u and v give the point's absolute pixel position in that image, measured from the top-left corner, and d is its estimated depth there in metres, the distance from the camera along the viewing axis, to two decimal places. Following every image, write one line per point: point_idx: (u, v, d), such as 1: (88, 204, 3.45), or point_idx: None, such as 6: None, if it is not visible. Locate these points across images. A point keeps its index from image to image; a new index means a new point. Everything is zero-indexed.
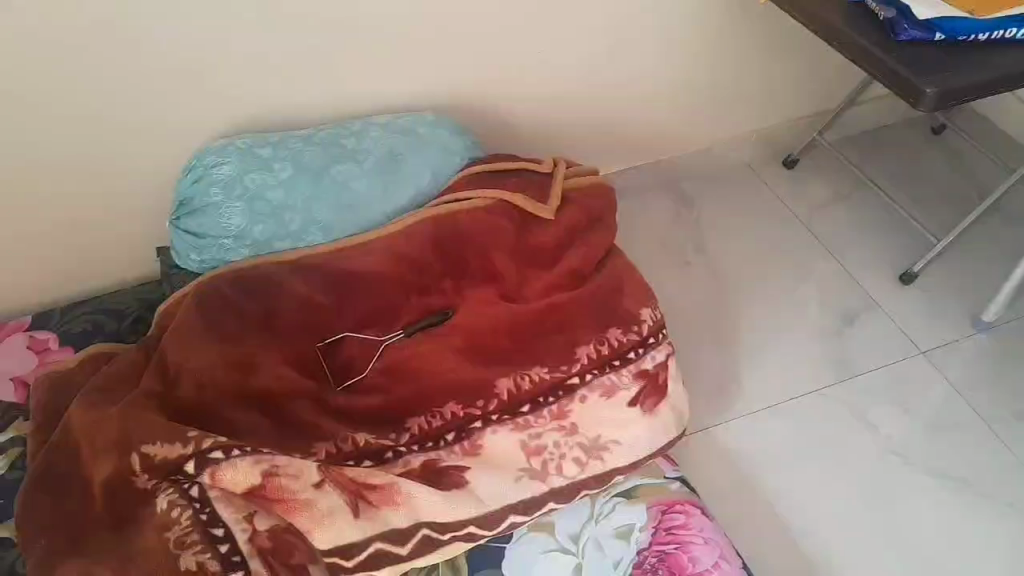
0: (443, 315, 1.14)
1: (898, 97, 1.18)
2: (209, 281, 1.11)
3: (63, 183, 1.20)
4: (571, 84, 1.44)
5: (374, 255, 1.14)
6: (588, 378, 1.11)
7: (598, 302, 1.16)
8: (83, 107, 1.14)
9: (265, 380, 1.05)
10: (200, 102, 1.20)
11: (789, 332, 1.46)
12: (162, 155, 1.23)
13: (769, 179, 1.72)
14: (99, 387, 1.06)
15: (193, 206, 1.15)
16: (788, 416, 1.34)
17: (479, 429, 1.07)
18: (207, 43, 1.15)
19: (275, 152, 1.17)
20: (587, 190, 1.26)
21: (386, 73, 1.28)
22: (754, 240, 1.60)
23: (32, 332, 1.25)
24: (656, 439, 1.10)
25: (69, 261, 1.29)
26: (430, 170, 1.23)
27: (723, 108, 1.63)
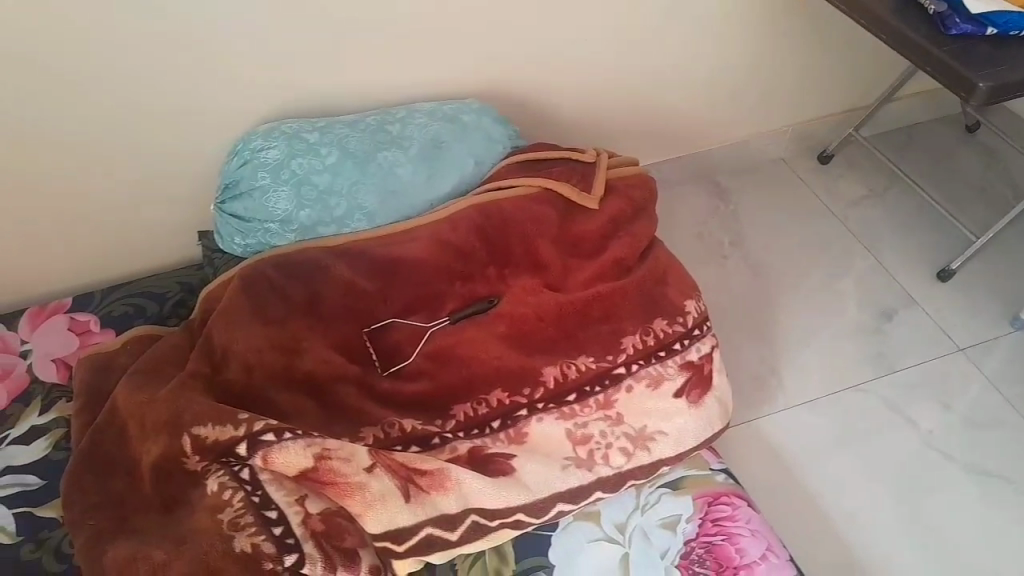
0: (489, 303, 1.13)
1: (946, 89, 1.17)
2: (255, 264, 1.10)
3: (108, 169, 1.19)
4: (611, 75, 1.43)
5: (420, 242, 1.13)
6: (634, 368, 1.10)
7: (643, 292, 1.15)
8: (130, 92, 1.13)
9: (312, 363, 1.06)
10: (246, 87, 1.19)
11: (827, 328, 1.45)
12: (206, 141, 1.23)
13: (803, 176, 1.72)
14: (146, 368, 1.07)
15: (240, 190, 1.15)
16: (826, 411, 1.34)
17: (525, 417, 1.07)
18: (254, 29, 1.13)
19: (322, 137, 1.17)
20: (631, 180, 1.25)
21: (429, 60, 1.27)
22: (789, 236, 1.60)
23: (73, 313, 1.25)
24: (701, 430, 1.09)
25: (111, 245, 1.29)
26: (473, 158, 1.23)
27: (760, 103, 1.62)
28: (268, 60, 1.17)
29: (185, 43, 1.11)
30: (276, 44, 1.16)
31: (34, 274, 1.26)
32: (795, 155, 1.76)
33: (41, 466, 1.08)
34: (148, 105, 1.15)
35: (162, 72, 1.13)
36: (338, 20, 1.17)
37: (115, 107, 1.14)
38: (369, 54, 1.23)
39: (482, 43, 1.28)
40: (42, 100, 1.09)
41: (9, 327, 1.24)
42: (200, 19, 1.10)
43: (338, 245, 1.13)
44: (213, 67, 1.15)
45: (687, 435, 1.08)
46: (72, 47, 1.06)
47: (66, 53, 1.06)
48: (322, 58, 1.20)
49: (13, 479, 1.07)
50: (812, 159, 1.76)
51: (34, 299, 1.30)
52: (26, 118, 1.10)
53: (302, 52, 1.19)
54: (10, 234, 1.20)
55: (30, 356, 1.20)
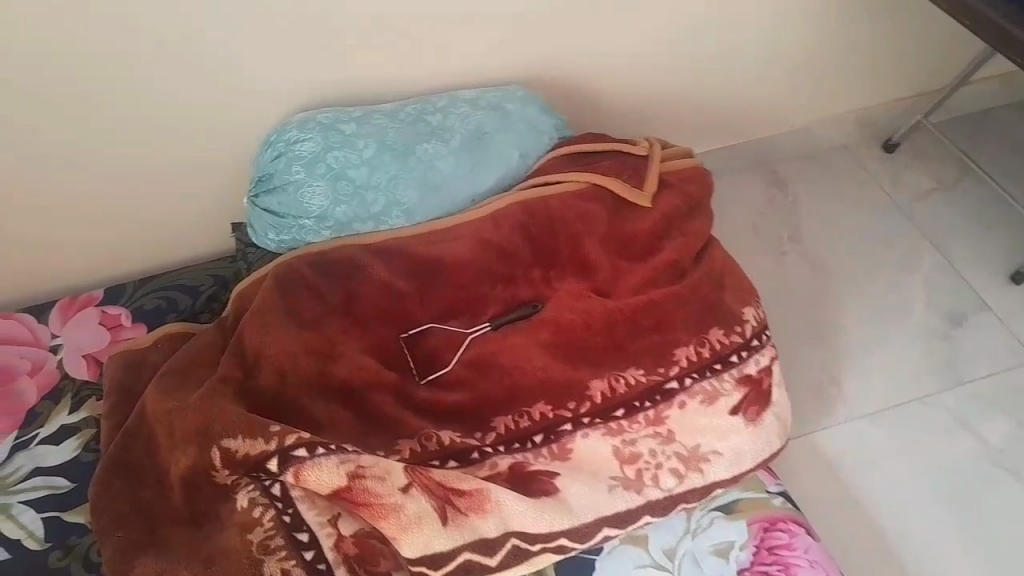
0: (533, 309, 1.06)
1: None
2: (289, 264, 1.05)
3: (138, 155, 1.15)
4: (663, 61, 1.34)
5: (460, 241, 1.07)
6: (687, 383, 1.03)
7: (698, 298, 1.08)
8: (169, 81, 1.08)
9: (348, 370, 1.01)
10: (279, 72, 1.13)
11: (890, 331, 1.36)
12: (239, 128, 1.17)
13: (867, 165, 1.61)
14: (177, 370, 1.03)
15: (274, 183, 1.10)
16: (889, 423, 1.26)
17: (569, 432, 1.01)
18: (287, 9, 1.07)
19: (359, 128, 1.10)
20: (687, 175, 1.17)
21: (471, 42, 1.19)
22: (851, 231, 1.50)
23: (104, 306, 1.21)
24: (759, 449, 1.03)
25: (142, 235, 1.24)
26: (518, 151, 1.15)
27: (823, 86, 1.52)
28: (301, 40, 1.10)
29: (214, 23, 1.05)
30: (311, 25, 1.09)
31: (65, 263, 1.23)
32: (858, 143, 1.65)
33: (71, 468, 1.05)
34: (188, 93, 1.11)
35: (192, 55, 1.07)
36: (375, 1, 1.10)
37: (143, 92, 1.09)
38: (409, 36, 1.15)
39: (528, 23, 1.20)
40: (67, 85, 1.05)
41: (40, 319, 1.20)
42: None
43: (375, 243, 1.08)
44: (244, 48, 1.09)
45: (742, 455, 1.02)
46: (96, 29, 1.01)
47: (90, 36, 1.01)
48: (360, 41, 1.13)
49: (43, 481, 1.04)
50: (877, 147, 1.65)
51: (68, 290, 1.27)
52: (52, 105, 1.06)
53: (338, 34, 1.12)
54: (40, 224, 1.17)
55: (60, 350, 1.17)
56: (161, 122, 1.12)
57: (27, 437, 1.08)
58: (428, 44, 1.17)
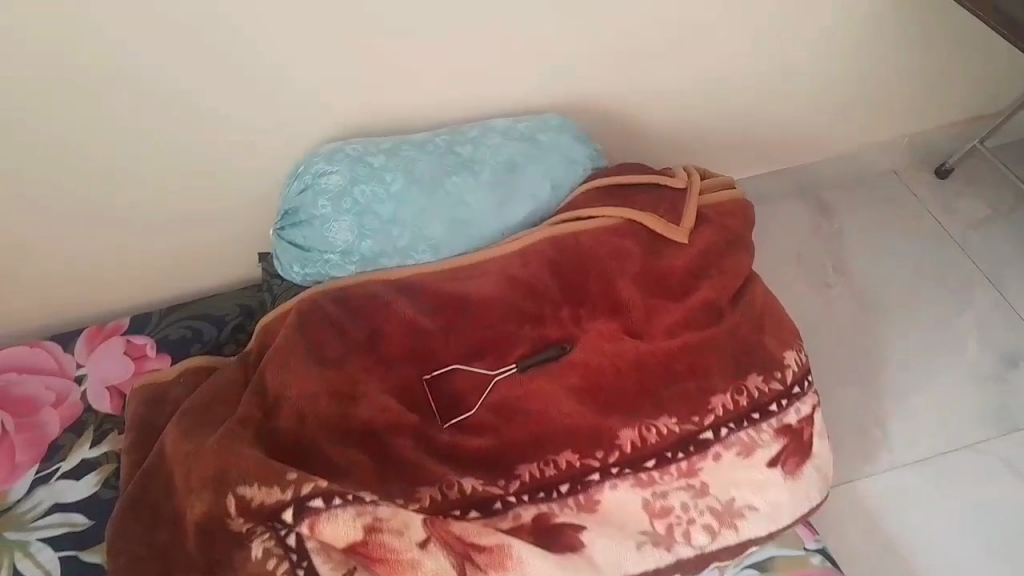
0: (560, 349, 1.02)
1: None
2: (313, 299, 1.03)
3: (163, 189, 1.13)
4: (703, 87, 1.28)
5: (487, 278, 1.03)
6: (723, 433, 0.98)
7: (736, 342, 1.03)
8: (195, 113, 1.05)
9: (369, 412, 0.98)
10: (306, 103, 1.09)
11: (939, 371, 1.29)
12: (266, 160, 1.14)
13: (918, 192, 1.53)
14: (197, 408, 1.01)
15: (299, 217, 1.07)
16: (938, 473, 1.19)
17: (597, 482, 0.96)
18: (313, 40, 1.03)
19: (387, 160, 1.07)
20: (728, 208, 1.11)
21: (505, 71, 1.15)
22: (900, 263, 1.43)
23: (130, 336, 1.20)
24: (799, 504, 0.98)
25: (169, 266, 1.22)
26: (549, 183, 1.11)
27: (871, 109, 1.44)
28: (327, 72, 1.07)
29: (239, 56, 1.02)
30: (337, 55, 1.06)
31: (92, 294, 1.22)
32: (908, 169, 1.57)
33: (89, 505, 1.05)
34: (214, 123, 1.07)
35: (216, 87, 1.04)
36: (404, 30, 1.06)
37: (166, 127, 1.06)
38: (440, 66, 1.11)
39: (564, 51, 1.15)
40: (90, 121, 1.02)
41: (66, 347, 1.19)
42: (254, 28, 1.00)
43: (399, 279, 1.04)
44: (269, 81, 1.05)
45: (779, 512, 0.97)
46: (117, 65, 0.98)
47: (112, 71, 0.99)
48: (388, 71, 1.09)
49: (61, 518, 1.03)
50: (930, 172, 1.57)
51: (95, 319, 1.26)
52: (76, 140, 1.04)
53: (366, 65, 1.08)
54: (65, 254, 1.15)
55: (84, 381, 1.16)
56: (185, 155, 1.10)
57: (48, 471, 1.08)
58: (460, 72, 1.13)
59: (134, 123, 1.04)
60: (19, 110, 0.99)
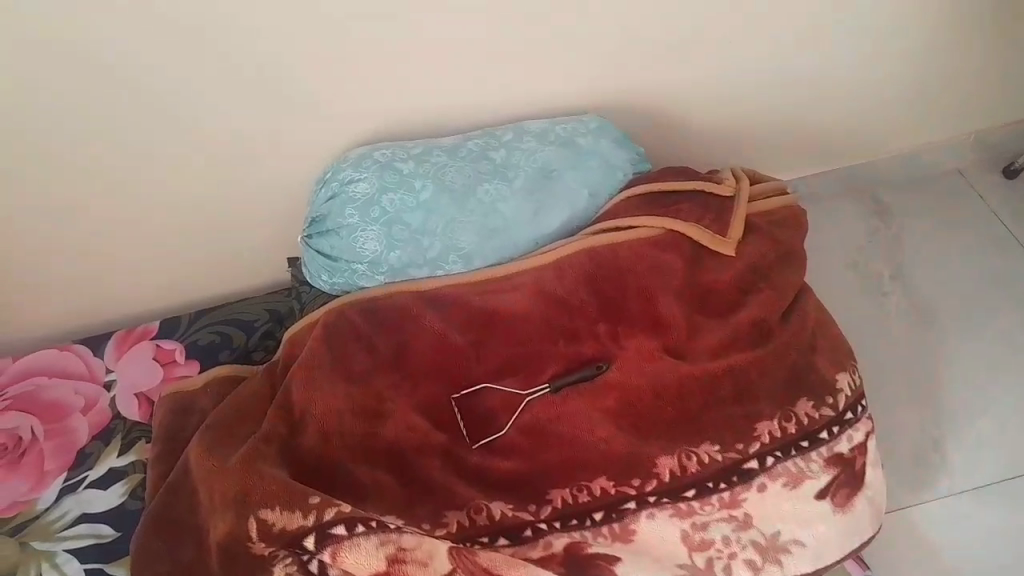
0: (597, 369, 0.97)
1: None
2: (339, 312, 1.00)
3: (186, 196, 1.10)
4: (752, 83, 1.20)
5: (520, 292, 0.99)
6: (769, 463, 0.92)
7: (783, 365, 0.97)
8: (211, 114, 1.01)
9: (396, 430, 0.95)
10: (328, 103, 1.04)
11: (1003, 390, 1.21)
12: (291, 163, 1.10)
13: (983, 193, 1.44)
14: (221, 423, 0.98)
15: (327, 225, 1.03)
16: (1001, 501, 1.11)
17: (633, 511, 0.91)
18: (330, 41, 0.98)
19: (417, 167, 1.02)
20: (776, 217, 1.06)
21: (539, 69, 1.08)
22: (961, 271, 1.34)
23: (159, 340, 1.18)
24: (848, 541, 0.92)
25: (197, 270, 1.20)
26: (586, 190, 1.06)
27: (932, 106, 1.35)
28: (350, 71, 1.02)
29: (253, 58, 0.97)
30: (360, 56, 1.01)
31: (119, 300, 1.20)
32: (973, 167, 1.47)
33: (116, 516, 1.03)
34: (233, 126, 1.03)
35: (233, 94, 1.00)
36: (430, 27, 1.00)
37: (185, 135, 1.03)
38: (469, 65, 1.05)
39: (600, 47, 1.08)
40: (106, 130, 1.00)
41: (96, 352, 1.18)
42: (268, 28, 0.95)
43: (427, 290, 1.01)
44: (290, 82, 1.01)
45: (829, 547, 0.91)
46: (130, 72, 0.95)
47: (126, 80, 0.95)
48: (415, 71, 1.04)
49: (87, 529, 1.02)
50: (998, 171, 1.46)
51: (124, 322, 1.24)
52: (90, 149, 1.01)
53: (391, 65, 1.02)
54: (88, 258, 1.13)
55: (113, 387, 1.15)
56: (207, 163, 1.06)
57: (77, 479, 1.06)
58: (488, 68, 1.06)
59: (153, 131, 1.01)
60: (31, 121, 0.96)
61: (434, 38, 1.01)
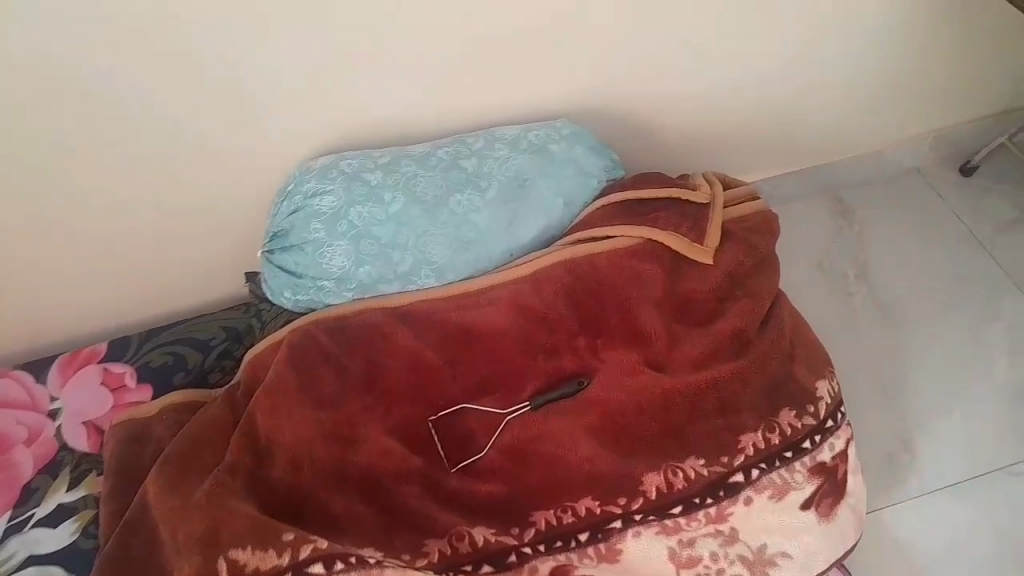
0: (578, 385, 0.94)
1: None
2: (305, 329, 0.95)
3: (137, 210, 1.03)
4: (728, 89, 1.19)
5: (496, 307, 0.95)
6: (754, 476, 0.91)
7: (765, 374, 0.95)
8: (168, 125, 0.95)
9: (370, 456, 0.91)
10: (295, 115, 0.99)
11: (968, 388, 1.23)
12: (249, 174, 1.03)
13: (940, 193, 1.46)
14: (180, 454, 0.92)
15: (290, 240, 0.98)
16: (971, 499, 1.13)
17: (618, 530, 0.89)
18: (301, 49, 0.92)
19: (385, 177, 0.98)
20: (752, 224, 1.04)
21: (514, 77, 1.05)
22: (923, 271, 1.36)
23: (108, 364, 1.11)
24: (833, 550, 0.91)
25: (148, 287, 1.13)
26: (561, 199, 1.03)
27: (896, 105, 1.36)
28: (320, 81, 0.96)
29: (219, 67, 0.91)
30: (329, 58, 0.94)
31: (63, 320, 1.12)
32: (930, 167, 1.49)
33: (68, 556, 0.96)
34: (191, 138, 0.97)
35: (192, 100, 0.93)
36: (404, 28, 0.94)
37: (137, 143, 0.95)
38: (443, 68, 1.00)
39: (579, 48, 1.04)
40: (53, 140, 0.92)
41: (38, 378, 1.10)
42: (236, 36, 0.89)
43: (401, 306, 0.96)
44: (256, 93, 0.95)
45: (817, 558, 0.91)
46: (77, 74, 0.87)
47: (75, 87, 0.88)
48: (388, 73, 0.98)
49: (36, 571, 0.94)
50: (954, 170, 1.49)
51: (69, 345, 1.16)
52: (36, 162, 0.93)
53: (363, 74, 0.97)
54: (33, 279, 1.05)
55: (59, 416, 1.07)
56: (160, 174, 0.99)
57: (23, 517, 0.99)
58: (482, 66, 1.01)
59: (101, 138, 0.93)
60: None
61: (407, 41, 0.95)
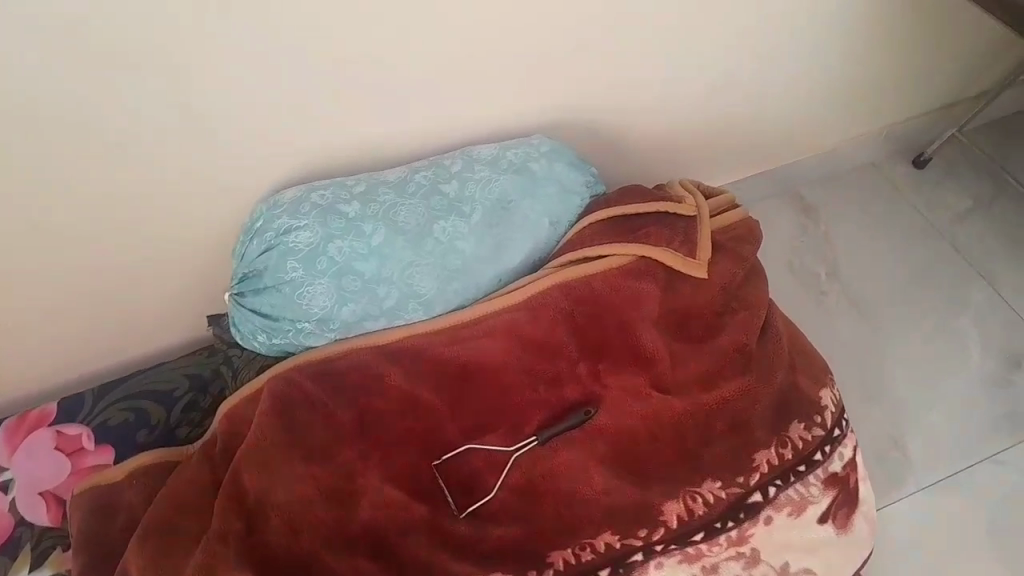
0: (586, 415, 0.90)
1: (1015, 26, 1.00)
2: (288, 377, 0.88)
3: (87, 257, 0.93)
4: (702, 93, 1.17)
5: (493, 338, 0.90)
6: (772, 493, 0.89)
7: (771, 388, 0.94)
8: (125, 164, 0.86)
9: (372, 509, 0.85)
10: (263, 145, 0.91)
11: (945, 381, 1.25)
12: (208, 209, 0.95)
13: (897, 186, 1.49)
14: (156, 529, 0.84)
15: (264, 282, 0.90)
16: (961, 493, 1.14)
17: (641, 562, 0.85)
18: (272, 76, 0.85)
19: (364, 208, 0.91)
20: (738, 233, 1.00)
21: (493, 94, 1.00)
22: (890, 265, 1.38)
23: (60, 426, 1.00)
24: (850, 561, 0.92)
25: (99, 338, 1.03)
26: (547, 219, 0.98)
27: (858, 101, 1.37)
28: (292, 109, 0.89)
29: (184, 100, 0.83)
30: (304, 77, 0.87)
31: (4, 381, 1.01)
32: (884, 160, 1.52)
33: None
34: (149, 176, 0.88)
35: (152, 131, 0.84)
36: (381, 48, 0.88)
37: (89, 182, 0.86)
38: (421, 87, 0.94)
39: (558, 56, 1.00)
40: None
41: None
42: (203, 65, 0.81)
43: (388, 343, 0.90)
44: (223, 125, 0.87)
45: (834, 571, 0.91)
46: (22, 109, 0.77)
47: (21, 129, 0.78)
48: (363, 91, 0.91)
49: None
50: (906, 162, 1.52)
51: (13, 407, 1.05)
52: None
53: (338, 99, 0.91)
54: None
55: (11, 489, 0.98)
56: (112, 216, 0.90)
57: None
58: (463, 81, 0.96)
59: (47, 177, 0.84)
60: None
61: (384, 62, 0.89)
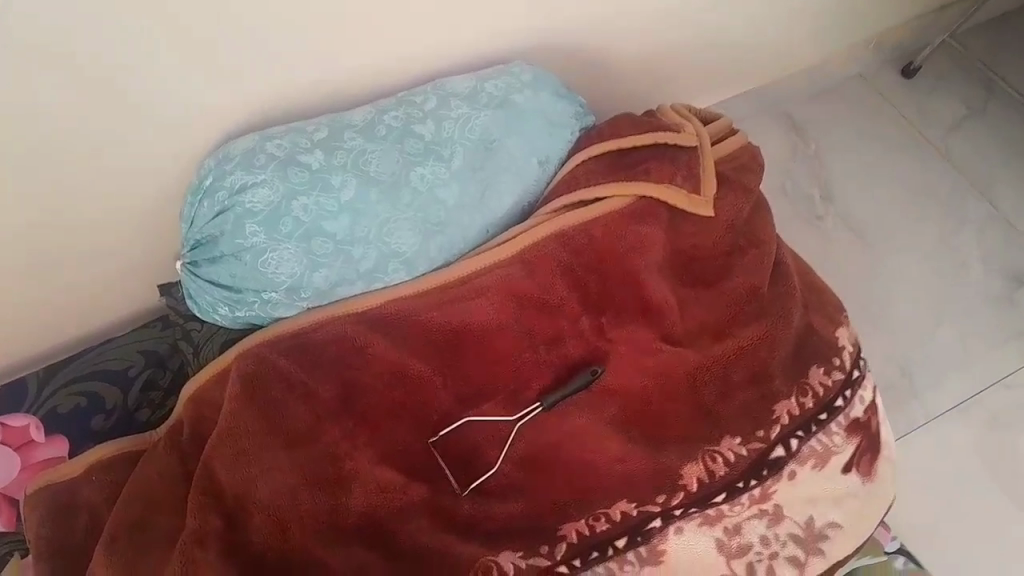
0: (593, 374, 0.82)
1: None
2: (256, 355, 0.77)
3: (13, 251, 0.80)
4: (693, 8, 1.06)
5: (485, 298, 0.80)
6: (794, 447, 0.84)
7: (787, 332, 0.87)
8: (54, 141, 0.72)
9: (365, 496, 0.77)
10: (214, 105, 0.78)
11: (950, 302, 1.20)
12: (148, 178, 0.81)
13: (887, 97, 1.40)
14: (123, 533, 0.75)
15: (219, 250, 0.79)
16: (973, 421, 1.11)
17: (659, 529, 0.80)
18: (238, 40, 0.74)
19: (329, 158, 0.79)
20: (742, 161, 0.91)
21: (470, 23, 0.88)
22: (887, 183, 1.31)
23: (3, 418, 0.89)
24: (876, 509, 0.87)
25: (36, 329, 0.90)
26: (535, 157, 0.88)
27: (853, 12, 1.27)
28: (269, 78, 0.79)
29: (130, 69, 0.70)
30: (302, 70, 0.81)
31: None
32: (874, 69, 1.43)
33: None
34: (82, 150, 0.75)
35: (140, 133, 0.76)
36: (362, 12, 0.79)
37: (19, 167, 0.73)
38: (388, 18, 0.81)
39: None
40: None
41: None
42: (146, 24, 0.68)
43: (367, 311, 0.80)
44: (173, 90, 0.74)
45: (860, 520, 0.86)
46: None
47: None
48: (340, 44, 0.81)
49: None
50: (896, 70, 1.43)
51: None
52: None
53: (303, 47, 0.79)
54: None
55: None
56: (46, 201, 0.77)
57: None
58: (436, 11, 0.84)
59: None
60: None
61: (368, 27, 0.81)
